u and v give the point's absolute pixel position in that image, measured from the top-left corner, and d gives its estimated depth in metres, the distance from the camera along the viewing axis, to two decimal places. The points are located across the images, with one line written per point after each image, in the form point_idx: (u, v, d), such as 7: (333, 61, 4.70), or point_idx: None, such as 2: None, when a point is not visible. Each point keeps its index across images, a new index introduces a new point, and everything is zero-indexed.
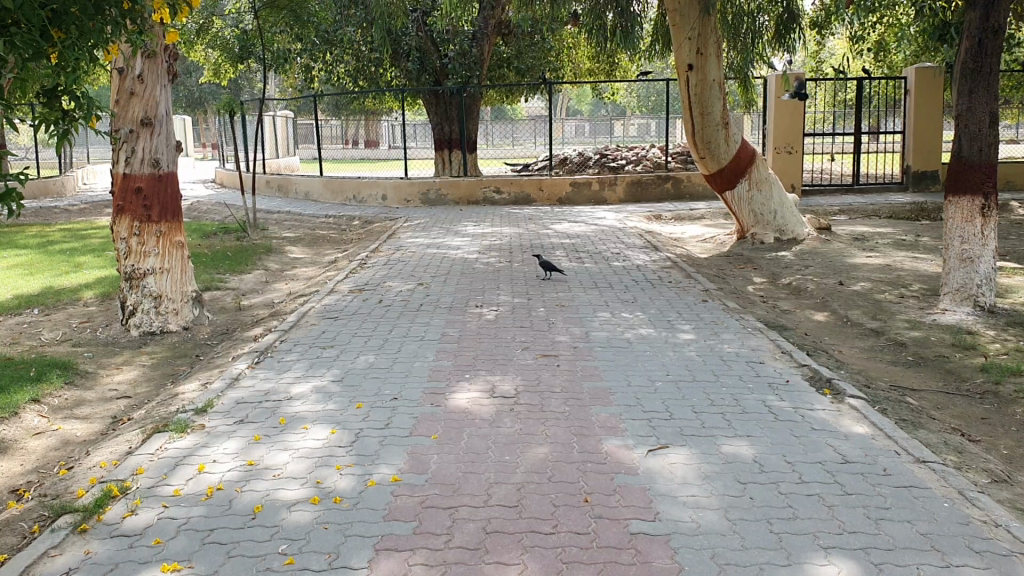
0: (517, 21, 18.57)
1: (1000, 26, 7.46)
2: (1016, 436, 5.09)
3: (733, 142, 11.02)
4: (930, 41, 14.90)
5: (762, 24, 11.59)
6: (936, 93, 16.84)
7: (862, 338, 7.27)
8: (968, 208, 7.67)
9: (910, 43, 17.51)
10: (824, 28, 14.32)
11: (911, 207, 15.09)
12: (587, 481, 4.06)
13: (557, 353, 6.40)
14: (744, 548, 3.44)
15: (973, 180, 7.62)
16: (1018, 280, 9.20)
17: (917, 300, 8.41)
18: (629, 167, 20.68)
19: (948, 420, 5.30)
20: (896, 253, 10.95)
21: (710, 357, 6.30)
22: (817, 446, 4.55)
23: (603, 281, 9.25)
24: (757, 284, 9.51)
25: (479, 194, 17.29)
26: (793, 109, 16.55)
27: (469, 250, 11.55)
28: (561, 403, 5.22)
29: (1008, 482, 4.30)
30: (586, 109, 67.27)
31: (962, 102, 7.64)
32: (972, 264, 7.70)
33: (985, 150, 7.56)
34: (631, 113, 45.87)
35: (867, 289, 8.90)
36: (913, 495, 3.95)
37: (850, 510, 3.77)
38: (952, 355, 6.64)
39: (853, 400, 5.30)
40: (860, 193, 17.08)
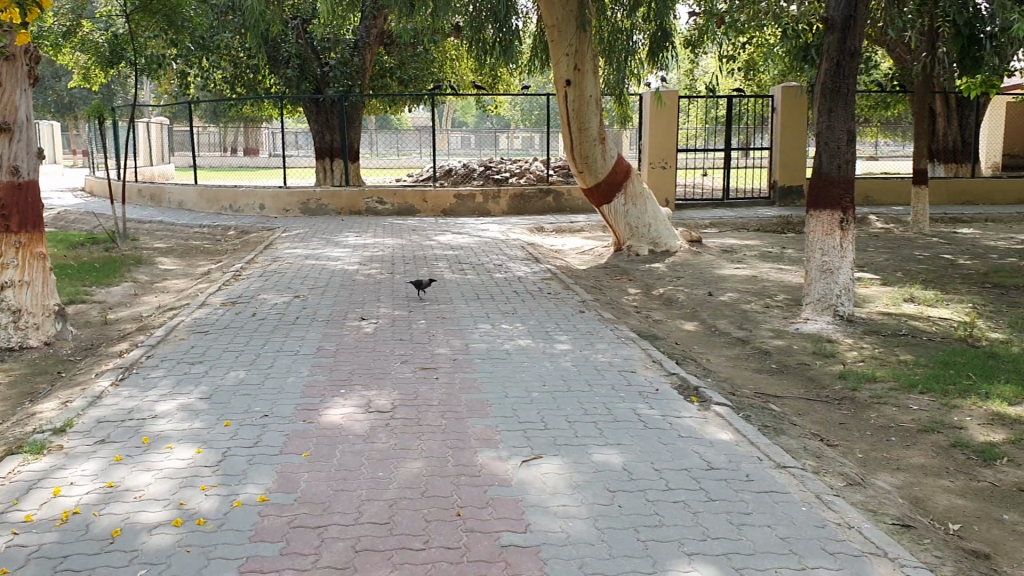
0: (398, 32, 18.52)
1: (857, 49, 7.85)
2: (870, 440, 5.34)
3: (610, 157, 11.23)
4: (797, 62, 15.59)
5: (637, 42, 11.89)
6: (800, 113, 17.56)
7: (730, 346, 7.51)
8: (828, 222, 8.02)
9: (777, 63, 18.26)
10: (697, 47, 14.84)
11: (778, 220, 15.72)
12: (460, 494, 4.06)
13: (436, 365, 6.38)
14: (612, 556, 3.49)
15: (833, 195, 7.97)
16: (873, 291, 9.70)
17: (781, 309, 8.75)
18: (513, 179, 20.89)
19: (808, 425, 5.53)
20: (763, 265, 11.38)
21: (585, 366, 6.39)
22: (684, 453, 4.66)
23: (483, 293, 9.29)
24: (633, 295, 9.72)
25: (362, 204, 17.09)
26: (669, 126, 17.06)
27: (349, 261, 11.41)
28: (437, 416, 5.21)
29: (861, 484, 4.51)
30: (472, 121, 67.66)
31: (822, 120, 8.01)
32: (832, 275, 8.06)
33: (843, 165, 7.94)
34: (515, 124, 46.56)
35: (735, 299, 9.20)
36: (773, 500, 4.09)
37: (714, 515, 3.89)
38: (812, 363, 6.94)
39: (719, 407, 5.47)
40: (731, 207, 17.69)
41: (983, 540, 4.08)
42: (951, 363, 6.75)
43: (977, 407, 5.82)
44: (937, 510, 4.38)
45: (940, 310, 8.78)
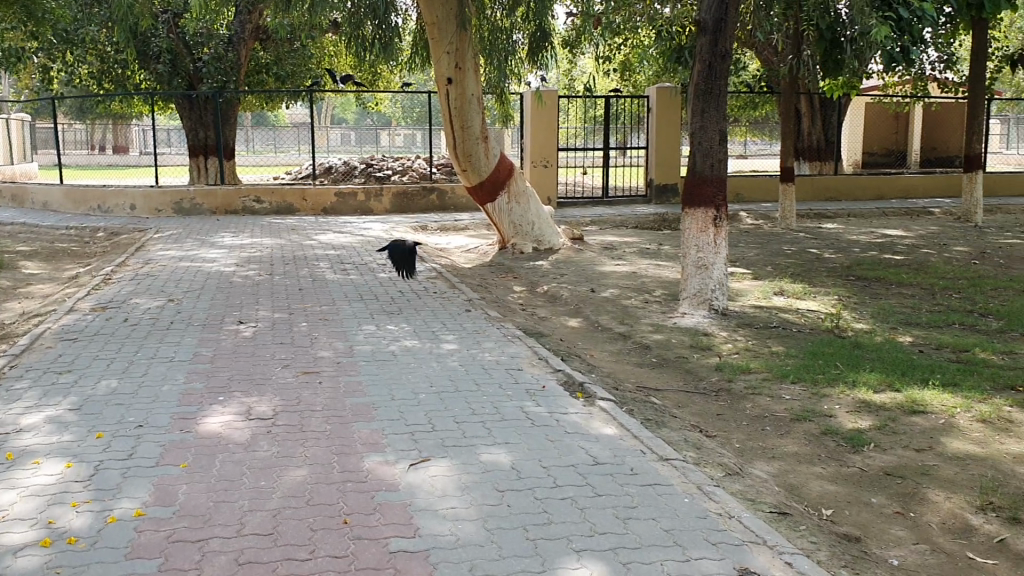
0: (275, 27, 18.11)
1: (728, 51, 8.10)
2: (746, 430, 5.53)
3: (492, 157, 11.25)
4: (671, 63, 16.02)
5: (516, 41, 11.96)
6: (675, 113, 18.05)
7: (612, 342, 7.64)
8: (702, 219, 8.26)
9: (652, 64, 18.71)
10: (575, 47, 15.06)
11: (655, 218, 16.10)
12: (346, 501, 3.99)
13: (319, 369, 6.26)
14: (501, 557, 3.50)
15: (707, 194, 8.21)
16: (746, 285, 10.05)
17: (660, 304, 8.97)
18: (395, 177, 20.72)
19: (688, 417, 5.68)
20: (642, 261, 11.63)
21: (471, 366, 6.39)
22: (570, 450, 4.71)
23: (366, 293, 9.17)
24: (517, 292, 9.78)
25: (239, 203, 16.62)
26: (549, 124, 17.28)
27: (226, 263, 11.09)
28: (322, 421, 5.11)
29: (739, 473, 4.67)
30: (351, 118, 66.80)
31: (696, 120, 8.24)
32: (707, 271, 8.31)
33: (716, 165, 8.19)
34: (395, 121, 46.21)
35: (616, 295, 9.37)
36: (657, 493, 4.18)
37: (601, 511, 3.94)
38: (691, 356, 7.13)
39: (603, 402, 5.56)
40: (610, 205, 18.02)
41: (853, 523, 4.27)
42: (820, 353, 7.05)
43: (844, 395, 6.09)
44: (811, 496, 4.56)
45: (808, 303, 9.16)
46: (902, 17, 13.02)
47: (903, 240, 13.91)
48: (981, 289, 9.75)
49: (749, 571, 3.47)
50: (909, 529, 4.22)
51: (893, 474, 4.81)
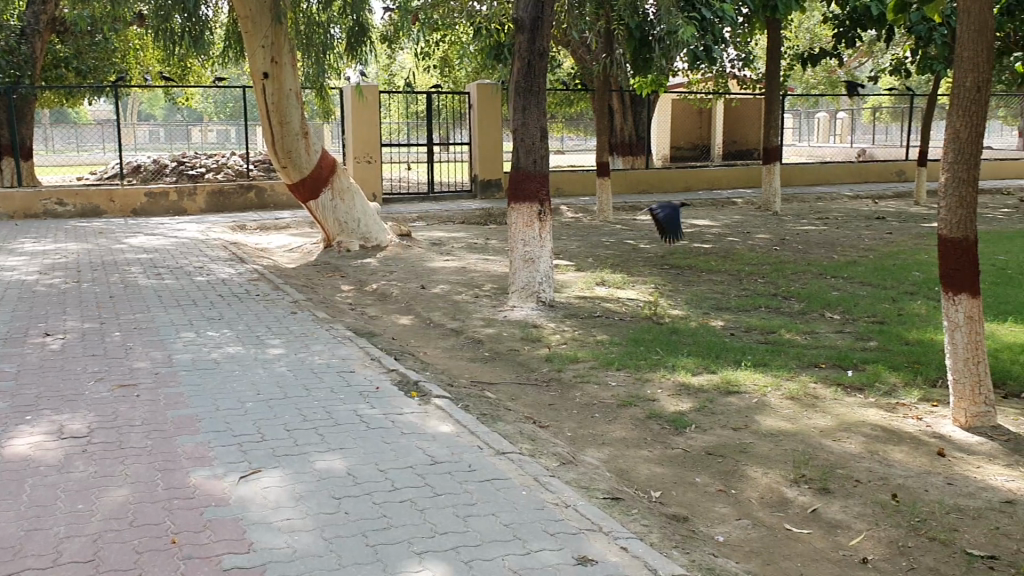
0: (73, 19, 17.01)
1: (545, 49, 8.30)
2: (577, 418, 5.67)
3: (314, 152, 11.03)
4: (489, 60, 16.25)
5: (334, 35, 11.76)
6: (495, 108, 18.30)
7: (443, 338, 7.65)
8: (527, 214, 8.40)
9: (471, 61, 18.89)
10: (394, 43, 15.01)
11: (480, 212, 16.25)
12: (173, 520, 3.80)
13: (137, 381, 5.92)
14: (341, 566, 3.43)
15: (530, 188, 8.38)
16: (570, 276, 10.30)
17: (489, 298, 9.05)
18: (210, 175, 19.84)
19: (521, 410, 5.77)
20: (469, 256, 11.71)
21: (301, 370, 6.23)
22: (407, 451, 4.68)
23: (185, 299, 8.76)
24: (344, 292, 9.61)
25: (39, 207, 15.41)
26: (369, 120, 17.15)
27: (27, 270, 10.30)
28: (142, 437, 4.84)
29: (573, 462, 4.78)
30: (160, 113, 63.69)
31: (517, 116, 8.40)
32: (534, 264, 8.46)
33: (538, 161, 8.39)
34: (207, 117, 44.45)
35: (446, 290, 9.39)
36: (495, 488, 4.22)
37: (440, 511, 3.94)
38: (521, 348, 7.23)
39: (438, 399, 5.56)
40: (435, 200, 18.02)
41: (681, 503, 4.47)
42: (642, 340, 7.33)
43: (666, 379, 6.36)
44: (640, 479, 4.74)
45: (628, 292, 9.49)
46: (705, 17, 13.73)
47: (712, 230, 14.66)
48: (783, 273, 10.42)
49: (587, 559, 3.56)
50: (732, 505, 4.45)
51: (715, 453, 5.06)
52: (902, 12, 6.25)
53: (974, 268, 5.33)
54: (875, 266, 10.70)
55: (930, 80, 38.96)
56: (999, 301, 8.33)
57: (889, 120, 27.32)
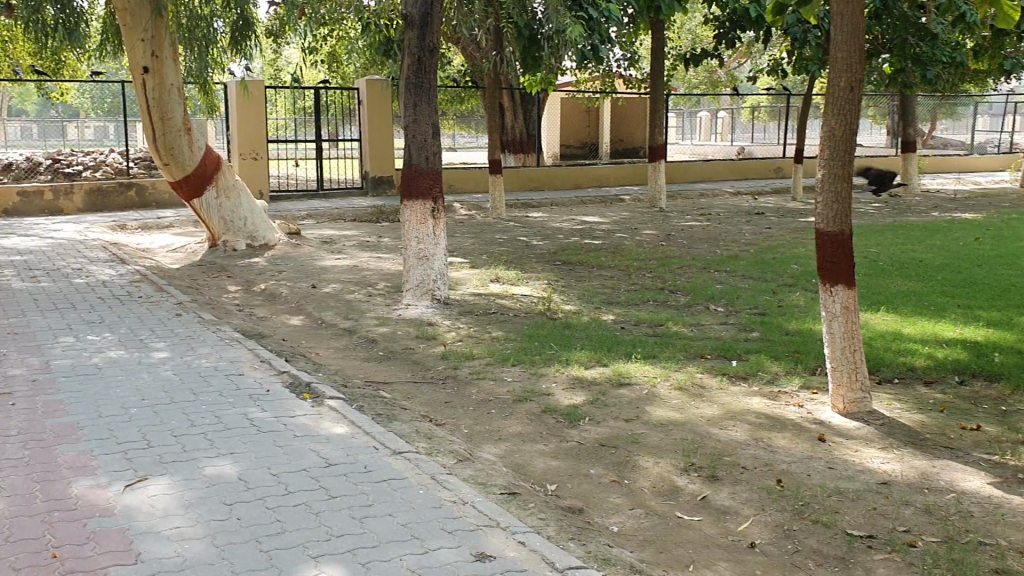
0: None
1: (436, 46, 8.31)
2: (473, 415, 5.68)
3: (197, 149, 10.70)
4: (378, 56, 16.13)
5: (218, 30, 11.46)
6: (386, 105, 18.15)
7: (336, 338, 7.55)
8: (421, 211, 8.37)
9: (360, 57, 18.70)
10: (280, 37, 14.74)
11: (371, 210, 16.09)
12: (54, 534, 3.63)
13: (12, 390, 5.63)
14: (234, 574, 3.35)
15: (423, 185, 8.36)
16: (463, 274, 10.31)
17: (382, 297, 8.97)
18: (86, 173, 18.97)
19: (417, 408, 5.75)
20: (361, 254, 11.58)
21: (188, 374, 6.05)
22: (300, 453, 4.60)
23: (62, 302, 8.38)
24: (232, 292, 9.37)
25: None
26: (256, 116, 16.76)
27: None
28: (18, 448, 4.61)
29: (470, 459, 4.80)
30: (30, 108, 60.71)
31: (409, 113, 8.36)
32: (428, 262, 8.42)
33: (431, 158, 8.38)
34: (82, 112, 42.62)
35: (338, 290, 9.26)
36: (391, 488, 4.19)
37: (336, 513, 3.88)
38: (416, 347, 7.20)
39: (331, 401, 5.48)
40: (325, 198, 17.73)
41: (576, 495, 4.53)
42: (535, 335, 7.40)
43: (560, 373, 6.44)
44: (536, 473, 4.78)
45: (521, 288, 9.56)
46: (591, 16, 13.95)
47: (601, 226, 14.90)
48: (669, 268, 10.68)
49: (486, 555, 3.57)
50: (626, 495, 4.54)
51: (608, 445, 5.15)
52: (779, 14, 6.48)
53: (850, 260, 5.58)
54: (757, 259, 11.08)
55: (804, 80, 40.56)
56: (870, 291, 8.75)
57: (767, 119, 28.31)
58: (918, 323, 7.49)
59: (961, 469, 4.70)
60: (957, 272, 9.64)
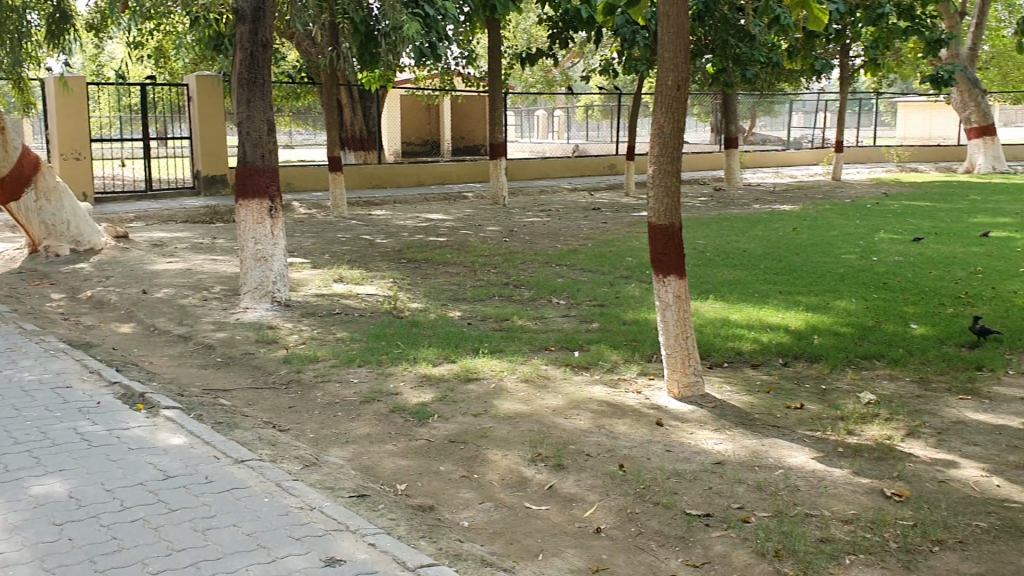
0: None
1: (269, 41, 8.13)
2: (319, 418, 5.58)
3: (12, 149, 9.99)
4: (208, 50, 15.58)
5: (32, 22, 10.77)
6: (217, 101, 17.55)
7: (171, 345, 7.24)
8: (257, 210, 8.15)
9: (189, 52, 18.01)
10: (102, 31, 14.02)
11: (205, 211, 15.51)
12: None
13: None
14: None
15: (259, 184, 8.14)
16: (304, 275, 10.10)
17: (219, 301, 8.67)
18: None
19: (259, 415, 5.60)
20: (195, 257, 11.14)
21: (8, 389, 5.66)
22: (136, 467, 4.40)
23: None
24: (55, 301, 8.83)
25: None
26: (76, 113, 15.86)
27: None
28: None
29: (316, 464, 4.72)
30: None
31: (242, 110, 8.12)
32: (266, 263, 8.22)
33: (267, 155, 8.18)
34: None
35: (171, 295, 8.88)
36: (235, 497, 4.07)
37: (177, 527, 3.74)
38: (256, 351, 7.00)
39: (168, 411, 5.26)
40: (156, 199, 16.95)
41: (425, 493, 4.54)
42: (380, 335, 7.34)
43: (407, 372, 6.42)
44: (385, 474, 4.75)
45: (365, 288, 9.45)
46: (428, 14, 13.99)
47: (444, 223, 14.93)
48: (512, 263, 10.82)
49: (335, 559, 3.53)
50: (475, 490, 4.58)
51: (457, 441, 5.17)
52: (609, 14, 6.65)
53: (680, 251, 5.83)
54: (594, 253, 11.39)
55: (634, 80, 41.99)
56: (700, 281, 9.15)
57: (601, 117, 29.09)
58: (744, 310, 7.90)
59: (787, 446, 4.99)
60: (778, 261, 10.21)
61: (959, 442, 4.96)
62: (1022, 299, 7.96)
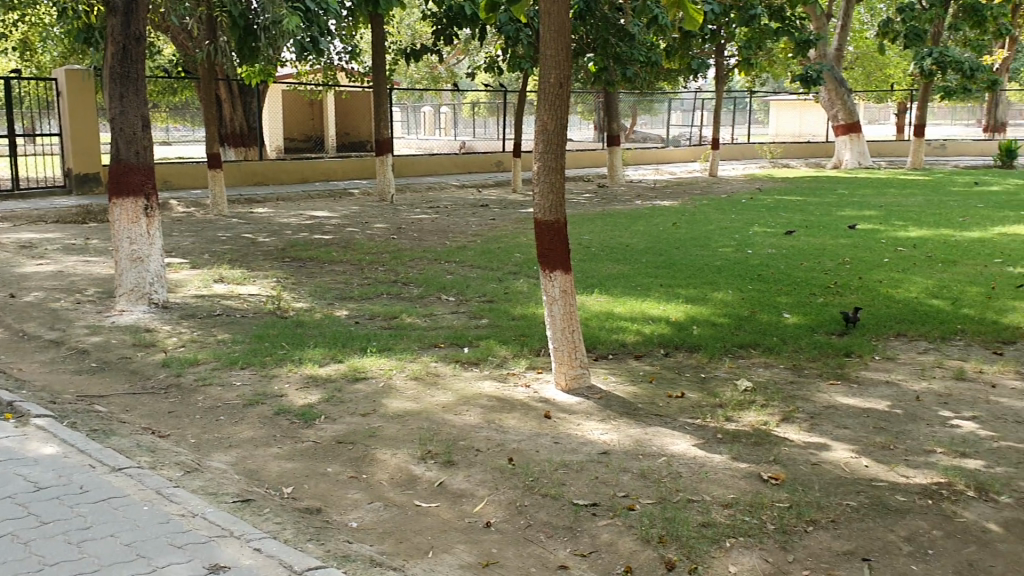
0: None
1: (141, 34, 7.85)
2: (201, 423, 5.43)
3: None
4: (77, 42, 14.93)
5: None
6: (88, 95, 16.83)
7: (41, 350, 6.91)
8: (132, 209, 7.86)
9: (56, 44, 17.20)
10: None
11: (77, 211, 14.85)
12: None
13: None
14: None
15: (134, 182, 7.87)
16: (184, 275, 9.79)
17: (93, 303, 8.32)
18: None
19: (137, 421, 5.41)
20: (66, 258, 10.66)
21: None
22: (3, 479, 4.19)
23: None
24: None
25: None
26: None
27: None
28: None
29: (199, 469, 4.60)
30: None
31: (114, 105, 7.82)
32: (142, 263, 7.92)
33: (141, 152, 7.91)
34: None
35: (41, 298, 8.47)
36: (112, 507, 3.92)
37: (49, 541, 3.58)
38: (133, 355, 6.75)
39: (38, 419, 5.02)
40: (23, 198, 16.13)
41: (312, 495, 4.47)
42: (264, 336, 7.18)
43: (292, 372, 6.31)
44: (270, 477, 4.66)
45: (248, 287, 9.23)
46: (309, 8, 13.75)
47: (329, 221, 14.71)
48: (399, 261, 10.74)
49: (219, 566, 3.44)
50: (363, 490, 4.53)
51: (344, 441, 5.11)
52: (492, 10, 6.68)
53: (565, 246, 5.91)
54: (482, 249, 11.42)
55: (519, 78, 42.34)
56: (585, 276, 9.29)
57: (487, 113, 29.17)
58: (628, 303, 8.06)
59: (670, 434, 5.13)
60: (660, 255, 10.46)
61: (830, 426, 5.18)
62: (885, 288, 8.39)
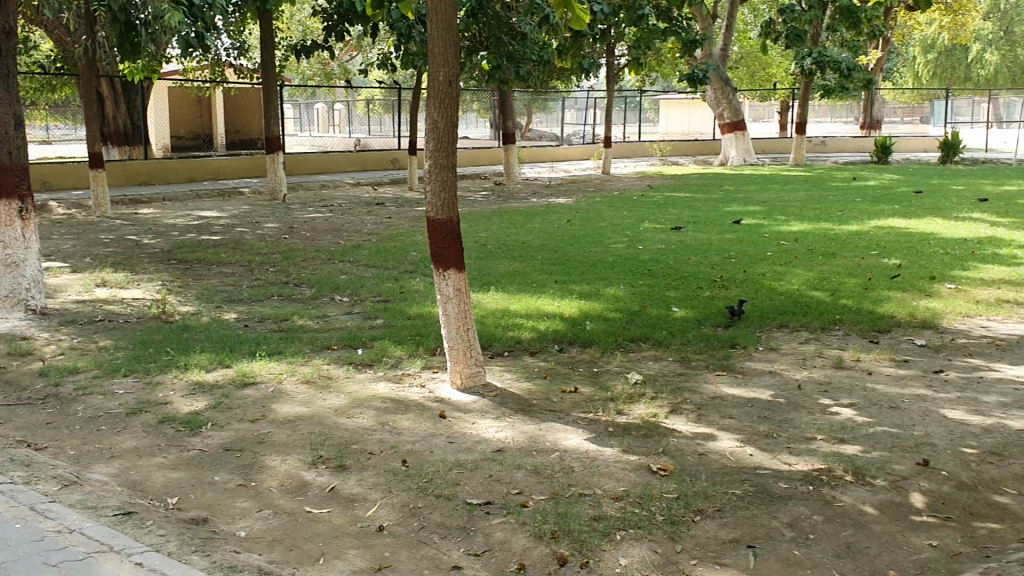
0: None
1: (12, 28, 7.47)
2: (80, 434, 5.20)
3: None
4: None
5: None
6: None
7: None
8: (6, 211, 7.49)
9: None
10: None
11: None
12: None
13: None
14: None
15: (7, 183, 7.49)
16: (64, 279, 9.38)
17: None
18: None
19: (11, 434, 5.15)
20: None
21: None
22: None
23: None
24: None
25: None
26: None
27: None
28: None
29: (78, 483, 4.40)
30: None
31: None
32: (17, 268, 7.54)
33: (15, 152, 7.53)
34: None
35: None
36: None
37: None
38: (8, 365, 6.43)
39: None
40: None
41: (199, 505, 4.33)
42: (149, 341, 6.93)
43: (178, 379, 6.10)
44: (154, 488, 4.50)
45: (132, 291, 8.89)
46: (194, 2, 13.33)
47: (219, 221, 14.32)
48: (292, 261, 10.53)
49: None
50: (253, 498, 4.42)
51: (232, 448, 4.98)
52: (380, 5, 6.58)
53: (458, 245, 5.87)
54: (377, 248, 11.30)
55: (413, 75, 42.08)
56: (481, 273, 9.28)
57: (381, 110, 28.88)
58: (523, 300, 8.10)
59: (563, 429, 5.17)
60: (554, 251, 10.54)
61: (717, 416, 5.31)
62: (769, 281, 8.66)
